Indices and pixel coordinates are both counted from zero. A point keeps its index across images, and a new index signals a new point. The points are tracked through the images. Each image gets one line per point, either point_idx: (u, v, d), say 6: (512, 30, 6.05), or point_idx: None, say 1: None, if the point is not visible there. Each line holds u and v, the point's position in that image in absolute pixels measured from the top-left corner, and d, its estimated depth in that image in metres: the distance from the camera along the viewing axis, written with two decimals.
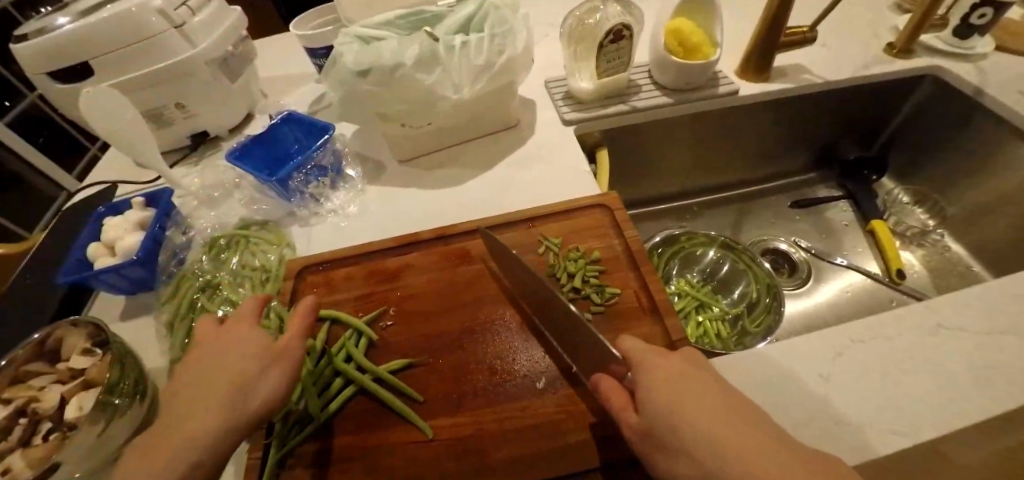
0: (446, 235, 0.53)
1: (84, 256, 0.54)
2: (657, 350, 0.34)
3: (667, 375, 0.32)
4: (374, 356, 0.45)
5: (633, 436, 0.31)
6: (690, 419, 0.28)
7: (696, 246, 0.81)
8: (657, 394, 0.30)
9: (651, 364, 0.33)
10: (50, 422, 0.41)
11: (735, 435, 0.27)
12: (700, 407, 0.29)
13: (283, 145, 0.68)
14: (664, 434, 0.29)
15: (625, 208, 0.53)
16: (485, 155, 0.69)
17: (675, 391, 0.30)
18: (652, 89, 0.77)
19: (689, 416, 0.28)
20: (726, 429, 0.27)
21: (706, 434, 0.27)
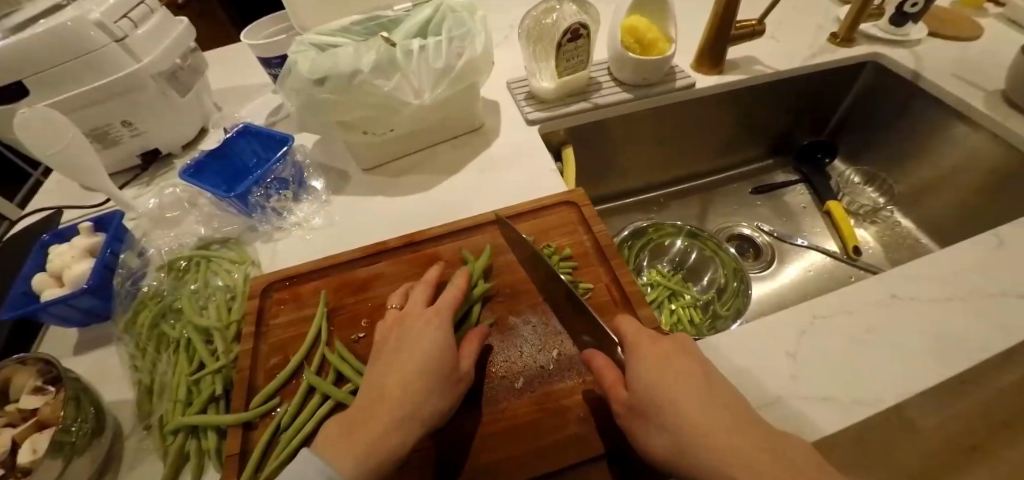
0: (416, 241, 0.53)
1: (28, 289, 0.51)
2: (654, 335, 0.36)
3: (661, 359, 0.33)
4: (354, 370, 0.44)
5: (621, 410, 0.33)
6: (677, 403, 0.30)
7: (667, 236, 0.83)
8: (645, 375, 0.32)
9: (638, 353, 0.34)
10: (1, 470, 0.38)
11: (720, 426, 0.28)
12: (691, 392, 0.30)
13: (240, 159, 0.66)
14: (650, 409, 0.31)
15: (591, 204, 0.54)
16: (452, 159, 0.69)
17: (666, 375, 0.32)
18: (612, 86, 0.79)
19: (678, 400, 0.30)
20: (706, 415, 0.29)
21: (686, 419, 0.29)
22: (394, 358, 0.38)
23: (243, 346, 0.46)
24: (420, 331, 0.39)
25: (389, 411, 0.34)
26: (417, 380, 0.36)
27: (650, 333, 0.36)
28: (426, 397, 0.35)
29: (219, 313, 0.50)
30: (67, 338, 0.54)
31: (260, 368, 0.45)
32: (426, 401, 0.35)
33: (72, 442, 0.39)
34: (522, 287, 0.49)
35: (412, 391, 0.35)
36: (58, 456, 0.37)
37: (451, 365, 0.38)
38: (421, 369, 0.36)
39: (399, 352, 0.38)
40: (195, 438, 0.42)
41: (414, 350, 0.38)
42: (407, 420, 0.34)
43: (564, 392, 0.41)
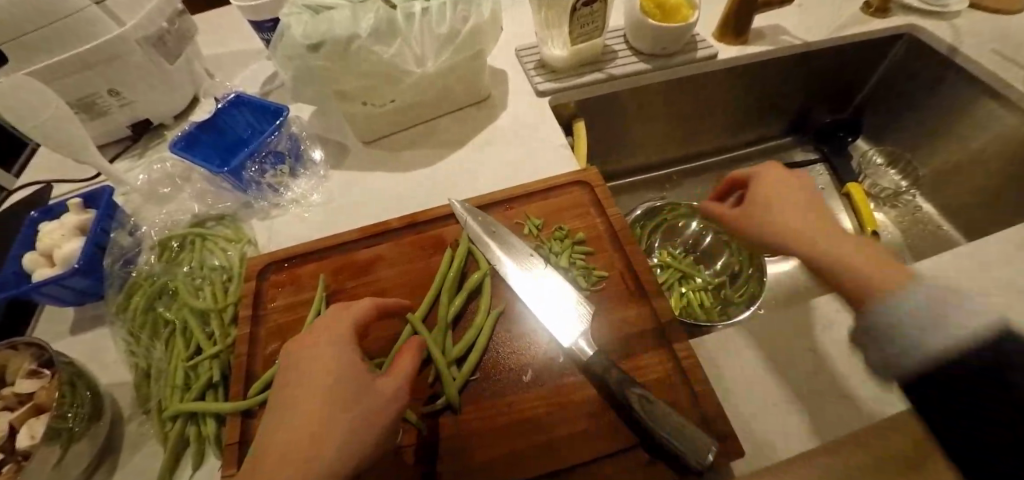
0: (418, 222, 0.50)
1: (21, 268, 0.49)
2: (791, 174, 0.42)
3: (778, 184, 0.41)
4: None
5: (733, 225, 0.42)
6: (776, 211, 0.39)
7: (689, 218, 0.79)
8: (768, 201, 0.40)
9: (768, 189, 0.41)
10: (1, 454, 0.37)
11: (804, 224, 0.37)
12: (789, 207, 0.39)
13: (234, 130, 0.63)
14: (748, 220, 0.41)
15: (605, 185, 0.51)
16: (457, 132, 0.65)
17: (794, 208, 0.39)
18: (628, 55, 0.74)
19: (775, 210, 0.39)
20: (817, 226, 0.36)
21: (792, 227, 0.37)
22: (292, 393, 0.30)
23: (239, 330, 0.44)
24: (318, 355, 0.32)
25: (284, 460, 0.26)
26: (314, 414, 0.28)
27: (792, 177, 0.41)
28: (334, 431, 0.27)
29: (215, 296, 0.48)
30: (62, 318, 0.52)
31: (258, 354, 0.43)
32: (332, 438, 0.27)
33: (69, 428, 0.37)
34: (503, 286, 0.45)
35: (317, 423, 0.27)
36: (55, 443, 0.36)
37: (363, 388, 0.30)
38: (320, 400, 0.28)
39: (298, 384, 0.30)
40: (195, 424, 0.41)
41: (314, 378, 0.30)
42: (313, 463, 0.26)
43: (577, 385, 0.39)
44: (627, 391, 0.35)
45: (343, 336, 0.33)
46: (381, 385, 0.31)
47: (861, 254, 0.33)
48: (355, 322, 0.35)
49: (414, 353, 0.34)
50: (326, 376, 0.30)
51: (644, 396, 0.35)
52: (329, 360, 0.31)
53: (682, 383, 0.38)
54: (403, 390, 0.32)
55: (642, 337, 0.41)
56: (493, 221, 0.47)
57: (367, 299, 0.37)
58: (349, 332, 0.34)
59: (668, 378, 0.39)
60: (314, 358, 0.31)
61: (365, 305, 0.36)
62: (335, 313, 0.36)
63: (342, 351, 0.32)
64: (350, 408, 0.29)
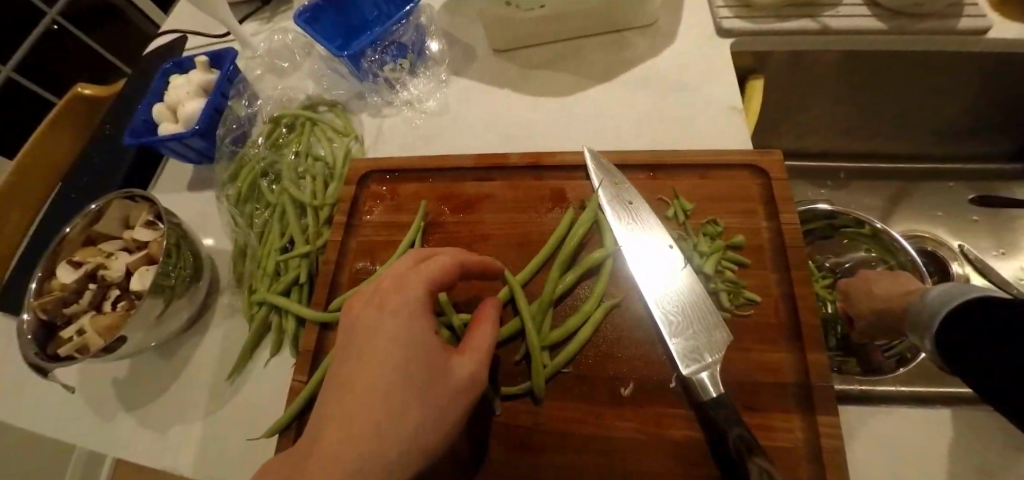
0: (540, 166, 0.42)
1: (150, 118, 0.50)
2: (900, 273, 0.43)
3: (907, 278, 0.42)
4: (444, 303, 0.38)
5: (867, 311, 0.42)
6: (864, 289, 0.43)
7: (860, 243, 0.56)
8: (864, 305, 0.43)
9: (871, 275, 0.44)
10: (117, 291, 0.40)
11: (893, 292, 0.40)
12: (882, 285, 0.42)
13: (360, 10, 0.56)
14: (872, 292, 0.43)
15: (787, 179, 0.38)
16: (606, 61, 0.53)
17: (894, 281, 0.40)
18: (857, 3, 0.54)
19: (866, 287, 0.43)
20: (878, 288, 0.42)
21: (874, 297, 0.41)
22: (350, 357, 0.24)
23: (332, 236, 0.41)
24: (383, 313, 0.25)
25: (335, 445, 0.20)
26: (377, 378, 0.22)
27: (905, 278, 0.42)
28: (397, 421, 0.21)
29: (315, 190, 0.45)
30: (183, 172, 0.55)
31: (346, 265, 0.40)
32: (395, 413, 0.21)
33: (173, 288, 0.39)
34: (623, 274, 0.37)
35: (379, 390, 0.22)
36: (159, 297, 0.37)
37: (435, 366, 0.23)
38: (386, 374, 0.22)
39: (356, 348, 0.24)
40: (278, 315, 0.40)
41: (376, 345, 0.24)
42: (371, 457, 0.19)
43: (684, 420, 0.31)
44: (746, 457, 0.25)
45: (415, 295, 0.26)
46: (456, 363, 0.25)
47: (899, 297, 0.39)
48: (432, 280, 0.28)
49: (495, 324, 0.28)
50: (390, 345, 0.23)
51: (768, 471, 0.25)
52: (396, 326, 0.24)
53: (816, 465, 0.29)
54: (480, 375, 0.25)
55: (778, 386, 0.32)
56: (631, 188, 0.39)
57: (449, 253, 0.30)
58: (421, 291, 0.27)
59: (803, 453, 0.30)
60: (377, 318, 0.25)
61: (446, 259, 0.29)
62: (412, 264, 0.29)
63: (414, 314, 0.25)
64: (419, 393, 0.22)
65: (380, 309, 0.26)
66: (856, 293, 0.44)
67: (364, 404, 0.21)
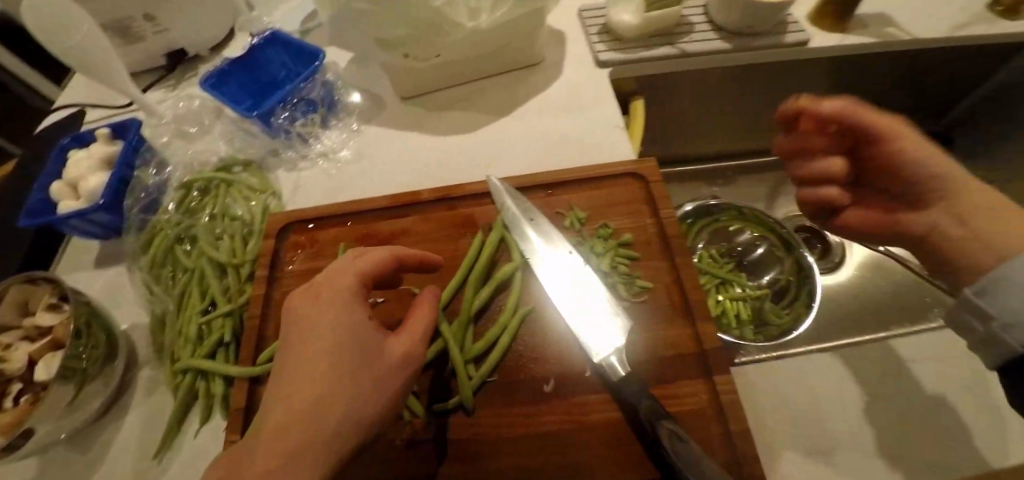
0: (451, 197, 0.46)
1: (47, 197, 0.48)
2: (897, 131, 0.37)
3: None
4: None
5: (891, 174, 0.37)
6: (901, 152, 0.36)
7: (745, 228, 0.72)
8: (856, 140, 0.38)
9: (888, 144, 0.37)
10: (20, 384, 0.37)
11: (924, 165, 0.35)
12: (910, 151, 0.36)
13: (268, 71, 0.59)
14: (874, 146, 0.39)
15: (663, 181, 0.45)
16: (504, 97, 0.59)
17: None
18: (706, 30, 0.64)
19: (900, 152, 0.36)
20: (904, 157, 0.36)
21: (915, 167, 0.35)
22: (291, 345, 0.27)
23: (254, 289, 0.42)
24: (321, 304, 0.28)
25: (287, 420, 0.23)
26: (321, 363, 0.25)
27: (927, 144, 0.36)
28: (342, 394, 0.25)
29: (235, 248, 0.46)
30: (89, 249, 0.52)
31: (271, 317, 0.41)
32: (338, 392, 0.25)
33: (85, 370, 0.37)
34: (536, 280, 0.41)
35: (320, 374, 0.25)
36: (68, 383, 0.36)
37: (372, 350, 0.27)
38: (330, 358, 0.26)
39: (297, 337, 0.27)
40: (205, 379, 0.40)
41: (318, 334, 0.27)
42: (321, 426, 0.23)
43: (604, 405, 0.35)
44: (656, 422, 0.30)
45: (349, 288, 0.29)
46: (392, 346, 0.29)
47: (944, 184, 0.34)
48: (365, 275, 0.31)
49: (427, 311, 0.32)
50: (332, 332, 0.27)
51: (675, 431, 0.30)
52: (334, 315, 0.27)
53: (720, 420, 0.34)
54: (414, 353, 0.29)
55: (676, 359, 0.37)
56: (531, 208, 0.43)
57: (383, 250, 0.34)
58: (355, 285, 0.30)
59: (710, 413, 0.34)
60: (316, 309, 0.28)
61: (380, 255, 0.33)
62: (348, 260, 0.32)
63: (351, 304, 0.28)
64: (359, 370, 0.26)
65: (321, 300, 0.29)
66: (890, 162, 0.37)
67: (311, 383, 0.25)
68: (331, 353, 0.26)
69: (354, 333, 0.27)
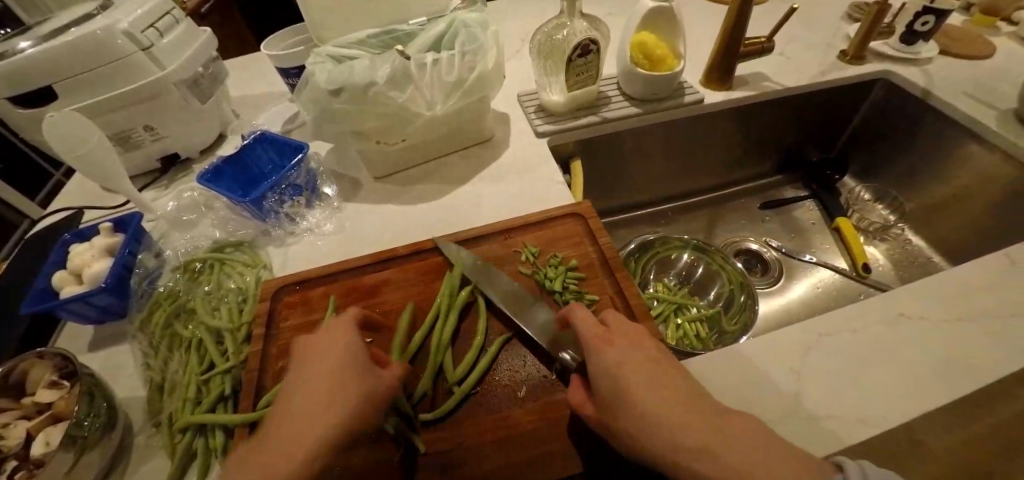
0: (424, 250, 0.55)
1: (48, 286, 0.53)
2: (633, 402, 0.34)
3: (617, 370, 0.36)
4: None
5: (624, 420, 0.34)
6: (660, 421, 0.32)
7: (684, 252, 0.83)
8: (625, 396, 0.34)
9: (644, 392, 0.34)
10: (15, 460, 0.39)
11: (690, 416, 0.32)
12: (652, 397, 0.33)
13: (258, 165, 0.68)
14: (615, 413, 0.34)
15: (598, 217, 0.56)
16: (464, 167, 0.71)
17: (625, 368, 0.35)
18: (622, 100, 0.80)
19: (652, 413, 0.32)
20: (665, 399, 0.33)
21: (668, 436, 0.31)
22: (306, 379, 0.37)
23: (252, 347, 0.48)
24: (332, 347, 0.39)
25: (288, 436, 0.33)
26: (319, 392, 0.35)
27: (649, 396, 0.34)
28: (336, 411, 0.34)
29: (230, 315, 0.51)
30: (83, 334, 0.56)
31: (269, 369, 0.47)
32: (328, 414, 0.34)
33: (85, 437, 0.40)
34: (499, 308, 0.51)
35: (317, 400, 0.35)
36: (69, 450, 0.38)
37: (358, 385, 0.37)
38: (325, 393, 0.35)
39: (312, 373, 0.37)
40: (203, 436, 0.43)
41: (317, 370, 0.37)
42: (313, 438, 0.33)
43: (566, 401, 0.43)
44: None
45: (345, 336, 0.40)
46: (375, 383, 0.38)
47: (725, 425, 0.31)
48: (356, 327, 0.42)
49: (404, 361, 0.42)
50: (338, 367, 0.37)
51: None
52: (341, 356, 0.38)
53: None
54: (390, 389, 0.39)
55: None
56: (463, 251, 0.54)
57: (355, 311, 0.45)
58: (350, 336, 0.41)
59: None
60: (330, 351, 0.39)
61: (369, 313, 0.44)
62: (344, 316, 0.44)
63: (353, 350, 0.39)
64: (350, 394, 0.36)
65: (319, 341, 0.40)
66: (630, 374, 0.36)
67: (320, 406, 0.34)
68: (321, 384, 0.36)
69: (344, 368, 0.37)
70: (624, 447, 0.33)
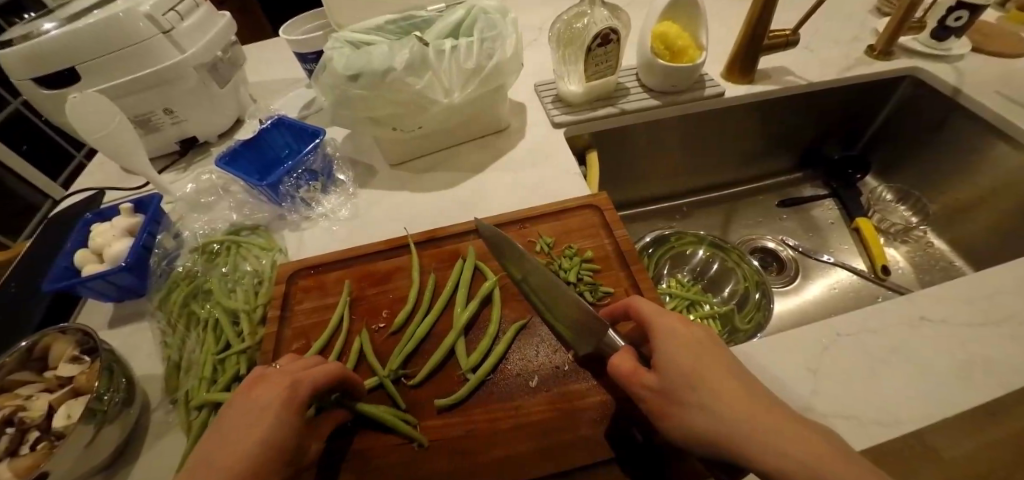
0: (437, 237, 0.56)
1: (71, 264, 0.54)
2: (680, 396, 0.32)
3: (672, 350, 0.34)
4: (380, 360, 0.47)
5: (664, 400, 0.33)
6: (709, 401, 0.31)
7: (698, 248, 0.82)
8: (693, 381, 0.32)
9: (703, 380, 0.32)
10: (38, 432, 0.40)
11: (748, 412, 0.30)
12: (708, 385, 0.32)
13: (273, 149, 0.68)
14: (681, 394, 0.32)
15: (614, 208, 0.55)
16: (478, 157, 0.70)
17: (693, 355, 0.34)
18: (640, 92, 0.79)
19: (706, 399, 0.31)
20: (724, 386, 0.32)
21: (715, 415, 0.30)
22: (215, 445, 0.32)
23: (266, 329, 0.50)
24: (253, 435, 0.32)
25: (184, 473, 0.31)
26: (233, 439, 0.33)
27: (707, 392, 0.31)
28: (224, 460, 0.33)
29: (247, 296, 0.52)
30: (103, 312, 0.57)
31: (282, 351, 0.48)
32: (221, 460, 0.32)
33: (105, 411, 0.40)
34: (510, 298, 0.51)
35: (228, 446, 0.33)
36: (90, 422, 0.39)
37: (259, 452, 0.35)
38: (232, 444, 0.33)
39: (227, 443, 0.32)
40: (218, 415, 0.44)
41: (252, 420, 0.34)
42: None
43: (580, 394, 0.42)
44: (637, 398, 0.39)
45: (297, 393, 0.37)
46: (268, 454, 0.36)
47: (785, 420, 0.29)
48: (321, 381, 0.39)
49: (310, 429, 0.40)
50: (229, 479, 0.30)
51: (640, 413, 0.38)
52: (265, 432, 0.32)
53: None
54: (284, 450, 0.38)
55: (629, 334, 0.45)
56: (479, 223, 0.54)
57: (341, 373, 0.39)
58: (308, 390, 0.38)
59: None
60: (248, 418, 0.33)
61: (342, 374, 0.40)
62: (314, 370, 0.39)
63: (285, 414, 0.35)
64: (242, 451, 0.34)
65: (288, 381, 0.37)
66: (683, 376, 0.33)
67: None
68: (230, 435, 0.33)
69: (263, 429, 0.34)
70: (681, 428, 0.32)
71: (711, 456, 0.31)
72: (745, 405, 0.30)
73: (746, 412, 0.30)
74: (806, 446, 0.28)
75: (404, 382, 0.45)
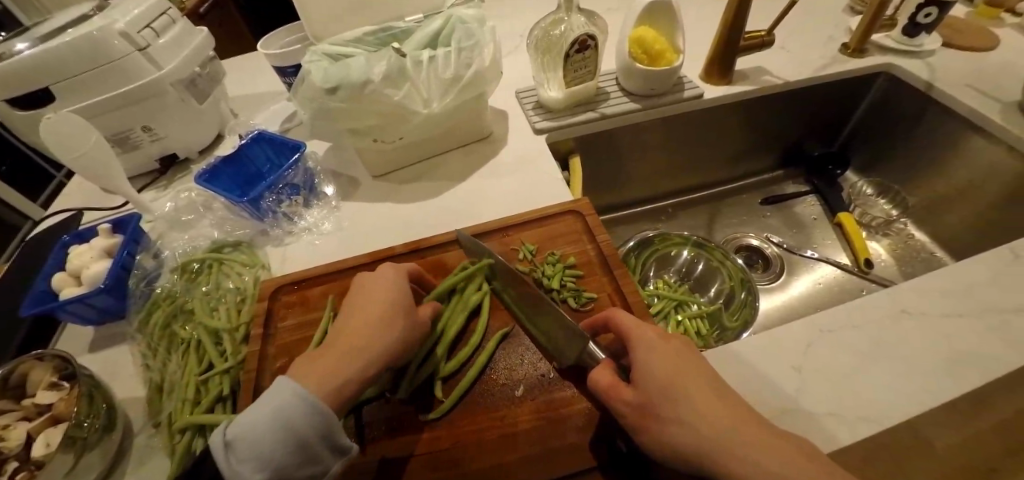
0: (420, 248, 0.56)
1: (49, 288, 0.53)
2: (657, 411, 0.33)
3: (649, 365, 0.35)
4: None
5: (642, 416, 0.34)
6: (687, 416, 0.31)
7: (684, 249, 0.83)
8: (675, 395, 0.33)
9: (681, 394, 0.32)
10: (15, 462, 0.39)
11: (727, 426, 0.30)
12: (687, 400, 0.32)
13: (254, 164, 0.68)
14: (661, 408, 0.33)
15: (596, 213, 0.56)
16: (461, 166, 0.70)
17: (675, 368, 0.34)
18: (620, 95, 0.80)
19: (684, 413, 0.32)
20: (702, 399, 0.32)
21: (693, 430, 0.31)
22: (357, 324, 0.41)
23: (250, 347, 0.49)
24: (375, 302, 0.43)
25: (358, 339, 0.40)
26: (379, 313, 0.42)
27: (688, 407, 0.32)
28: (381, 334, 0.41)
29: (229, 315, 0.52)
30: (83, 335, 0.56)
31: (266, 369, 0.48)
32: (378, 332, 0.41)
33: (85, 438, 0.39)
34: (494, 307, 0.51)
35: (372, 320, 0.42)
36: (70, 451, 0.38)
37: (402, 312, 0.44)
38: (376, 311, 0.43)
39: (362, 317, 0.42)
40: (202, 437, 0.43)
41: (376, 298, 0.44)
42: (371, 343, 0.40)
43: (567, 401, 0.43)
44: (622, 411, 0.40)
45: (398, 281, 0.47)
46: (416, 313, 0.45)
47: (762, 433, 0.30)
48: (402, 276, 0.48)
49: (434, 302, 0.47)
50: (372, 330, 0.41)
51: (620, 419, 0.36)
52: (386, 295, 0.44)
53: None
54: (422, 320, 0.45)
55: (608, 344, 0.46)
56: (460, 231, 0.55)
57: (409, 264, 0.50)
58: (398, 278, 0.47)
59: None
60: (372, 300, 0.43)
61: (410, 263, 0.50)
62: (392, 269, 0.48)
63: (394, 300, 0.44)
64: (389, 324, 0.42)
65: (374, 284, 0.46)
66: (662, 389, 0.33)
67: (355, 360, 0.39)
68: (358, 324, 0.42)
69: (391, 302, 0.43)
70: (659, 443, 0.32)
71: (691, 472, 0.31)
72: (724, 418, 0.31)
73: (724, 426, 0.30)
74: (784, 457, 0.28)
75: (389, 396, 0.44)
